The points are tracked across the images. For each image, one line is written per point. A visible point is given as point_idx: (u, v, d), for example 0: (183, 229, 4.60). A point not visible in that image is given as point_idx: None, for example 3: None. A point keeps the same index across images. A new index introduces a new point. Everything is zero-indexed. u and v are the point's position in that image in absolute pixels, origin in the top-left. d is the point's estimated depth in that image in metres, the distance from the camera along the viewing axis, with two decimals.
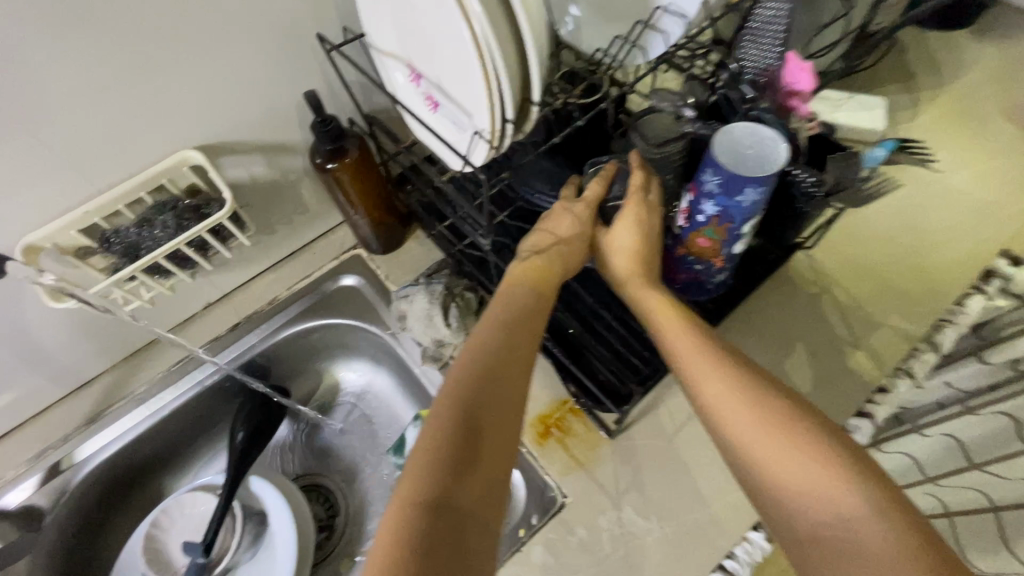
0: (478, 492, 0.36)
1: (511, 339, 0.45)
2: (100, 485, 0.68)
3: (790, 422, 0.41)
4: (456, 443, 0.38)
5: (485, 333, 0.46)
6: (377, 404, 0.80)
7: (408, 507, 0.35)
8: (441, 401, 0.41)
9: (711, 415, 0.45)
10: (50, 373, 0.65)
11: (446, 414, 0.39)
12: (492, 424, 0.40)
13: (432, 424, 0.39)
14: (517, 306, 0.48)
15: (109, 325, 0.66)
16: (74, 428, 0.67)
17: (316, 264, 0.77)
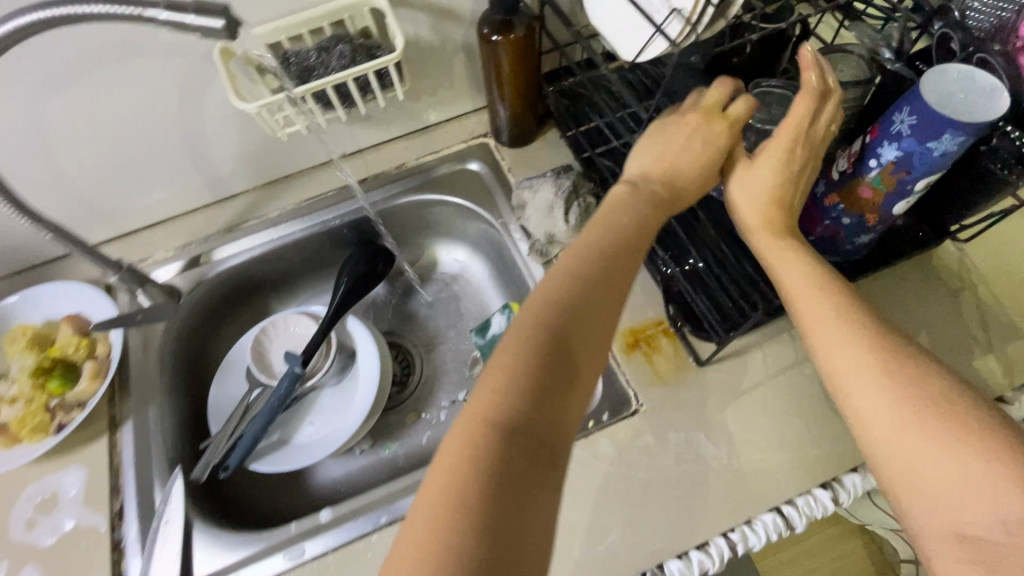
0: (544, 434, 0.38)
1: (594, 282, 0.44)
2: (225, 288, 0.77)
3: (949, 420, 0.39)
4: (530, 385, 0.38)
5: (563, 274, 0.45)
6: (468, 288, 0.84)
7: (479, 437, 0.36)
8: (527, 329, 0.41)
9: (840, 397, 0.43)
10: (206, 177, 0.73)
11: (519, 356, 0.39)
12: (561, 374, 0.40)
13: (513, 355, 0.40)
14: (610, 241, 0.47)
15: (263, 147, 0.72)
16: (215, 233, 0.75)
17: (446, 142, 0.80)
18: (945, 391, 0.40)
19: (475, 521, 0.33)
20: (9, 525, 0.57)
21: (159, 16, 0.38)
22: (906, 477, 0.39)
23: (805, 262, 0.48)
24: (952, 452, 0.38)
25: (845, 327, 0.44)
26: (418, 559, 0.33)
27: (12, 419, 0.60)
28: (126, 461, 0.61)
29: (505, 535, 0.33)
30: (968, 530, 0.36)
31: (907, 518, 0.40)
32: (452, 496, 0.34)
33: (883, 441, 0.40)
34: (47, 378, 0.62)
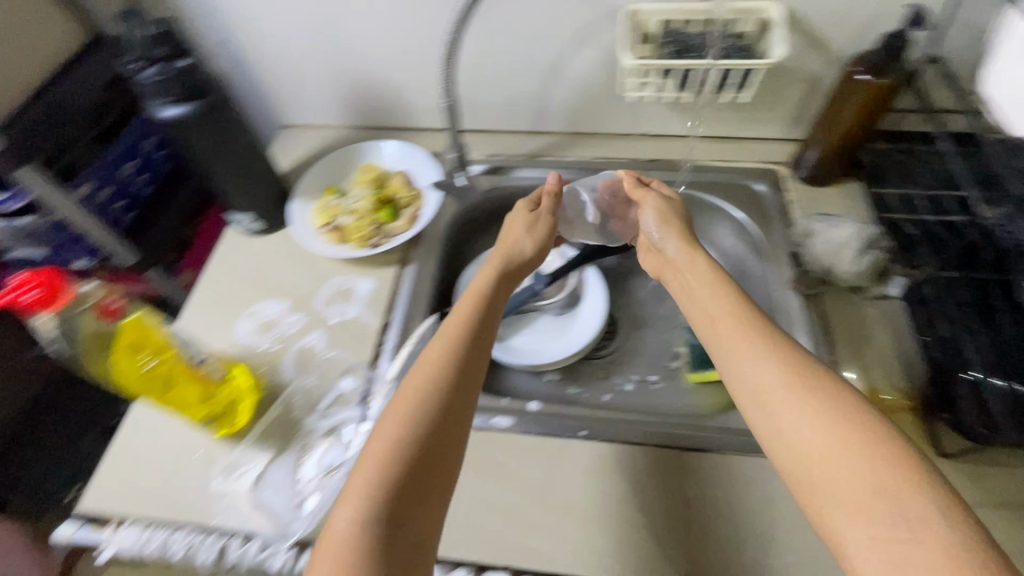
0: (462, 374, 0.56)
1: (532, 228, 0.73)
2: (504, 199, 0.87)
3: (878, 455, 0.43)
4: (464, 346, 0.58)
5: (425, 368, 0.55)
6: None
7: None
8: (345, 506, 0.47)
9: (762, 411, 0.49)
10: (536, 108, 0.86)
11: (362, 525, 0.46)
12: (495, 296, 0.66)
13: (338, 522, 0.46)
14: (428, 389, 0.53)
15: (593, 102, 0.83)
16: (519, 155, 0.88)
17: (743, 157, 0.84)
18: (846, 399, 0.47)
19: (404, 446, 0.50)
20: (316, 296, 0.75)
21: None
22: (806, 476, 0.44)
23: (771, 364, 0.50)
24: (854, 458, 0.43)
25: (745, 318, 0.55)
26: (371, 471, 0.48)
27: (348, 225, 0.78)
28: (403, 291, 0.74)
29: (429, 458, 0.50)
30: (892, 537, 0.39)
31: (832, 524, 0.42)
32: (409, 417, 0.52)
33: (805, 473, 0.45)
34: (379, 209, 0.79)
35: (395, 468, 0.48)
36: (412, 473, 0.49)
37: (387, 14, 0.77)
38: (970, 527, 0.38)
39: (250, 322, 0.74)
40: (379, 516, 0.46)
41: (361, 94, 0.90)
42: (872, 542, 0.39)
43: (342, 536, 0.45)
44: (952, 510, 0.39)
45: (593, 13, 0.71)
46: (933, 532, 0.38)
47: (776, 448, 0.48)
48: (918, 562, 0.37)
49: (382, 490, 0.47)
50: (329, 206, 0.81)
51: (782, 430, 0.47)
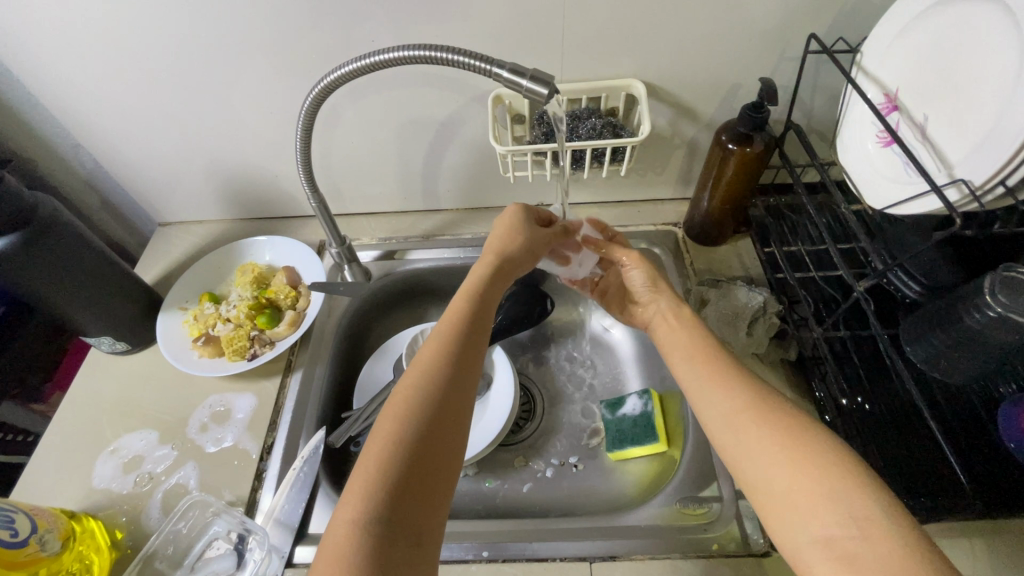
0: (463, 360, 0.50)
1: (526, 234, 0.62)
2: (401, 284, 0.85)
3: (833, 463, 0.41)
4: (463, 325, 0.52)
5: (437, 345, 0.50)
6: (609, 359, 0.85)
7: None
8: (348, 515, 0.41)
9: (726, 436, 0.46)
10: (424, 189, 0.83)
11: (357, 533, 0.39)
12: (499, 276, 0.58)
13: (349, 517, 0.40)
14: (425, 382, 0.47)
15: (481, 178, 0.81)
16: (412, 237, 0.85)
17: (637, 220, 0.83)
18: (804, 420, 0.44)
19: (406, 447, 0.43)
20: (189, 422, 0.67)
21: (502, 75, 0.46)
22: (763, 491, 0.42)
23: (738, 387, 0.48)
24: (809, 464, 0.41)
25: (699, 344, 0.54)
26: (375, 462, 0.43)
27: (222, 336, 0.71)
28: (287, 406, 0.68)
29: (431, 459, 0.44)
30: (842, 537, 0.37)
31: (788, 531, 0.40)
32: (404, 412, 0.45)
33: (771, 488, 0.42)
34: (258, 313, 0.73)
35: (397, 467, 0.42)
36: (409, 471, 0.43)
37: (249, 111, 0.73)
38: (909, 525, 0.37)
39: (110, 462, 0.64)
40: (385, 506, 0.41)
41: (239, 188, 0.85)
42: (825, 544, 0.38)
43: (331, 550, 0.39)
44: (893, 505, 0.38)
45: (461, 98, 0.69)
46: (880, 528, 0.37)
47: (731, 465, 0.46)
48: (866, 564, 0.35)
49: (391, 477, 0.42)
50: (203, 314, 0.74)
51: (745, 450, 0.45)
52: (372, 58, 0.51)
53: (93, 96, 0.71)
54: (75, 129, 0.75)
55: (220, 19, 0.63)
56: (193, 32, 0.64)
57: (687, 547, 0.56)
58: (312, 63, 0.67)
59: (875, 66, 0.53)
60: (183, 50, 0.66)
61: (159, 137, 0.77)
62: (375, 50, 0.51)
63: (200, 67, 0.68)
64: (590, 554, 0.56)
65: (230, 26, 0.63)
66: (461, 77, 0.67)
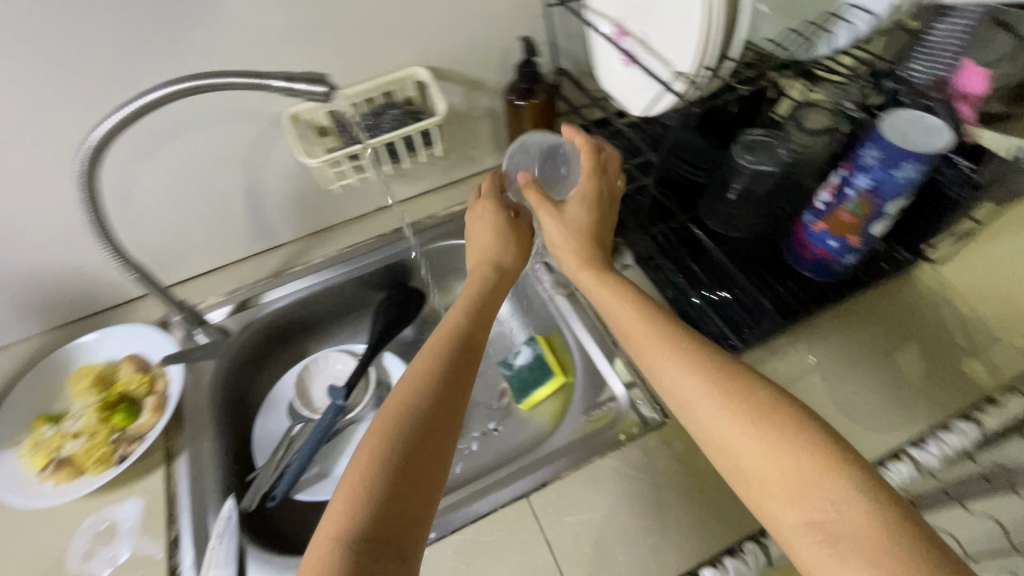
0: (452, 377, 0.51)
1: (516, 237, 0.65)
2: (267, 330, 0.82)
3: (806, 450, 0.40)
4: (447, 344, 0.53)
5: (424, 357, 0.52)
6: (493, 326, 0.90)
7: None
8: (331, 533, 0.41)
9: (693, 417, 0.45)
10: (257, 230, 0.81)
11: (339, 549, 0.39)
12: (494, 292, 0.61)
13: (333, 534, 0.40)
14: (411, 399, 0.48)
15: (310, 200, 0.80)
16: (261, 280, 0.82)
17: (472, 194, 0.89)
18: (763, 398, 0.43)
19: (390, 469, 0.43)
20: (67, 557, 0.59)
21: (275, 84, 0.47)
22: (740, 475, 0.42)
23: (688, 367, 0.46)
24: (784, 453, 0.40)
25: (659, 332, 0.49)
26: (355, 481, 0.42)
27: (77, 452, 0.63)
28: (181, 492, 0.63)
29: (413, 479, 0.44)
30: (823, 520, 0.37)
31: (771, 517, 0.40)
32: (390, 429, 0.46)
33: (743, 468, 0.42)
34: (111, 413, 0.66)
35: (379, 485, 0.43)
36: (394, 492, 0.42)
37: (18, 205, 0.65)
38: (894, 507, 0.36)
39: None
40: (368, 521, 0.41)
41: (42, 292, 0.75)
42: (807, 528, 0.38)
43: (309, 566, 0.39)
44: (872, 487, 0.37)
45: (257, 125, 0.69)
46: (857, 510, 0.36)
47: (709, 449, 0.45)
48: (849, 546, 0.35)
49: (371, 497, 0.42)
50: (43, 440, 0.65)
51: (710, 428, 0.44)
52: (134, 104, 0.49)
53: None
54: None
55: None
56: None
57: (605, 446, 0.62)
58: (76, 131, 0.61)
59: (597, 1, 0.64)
60: None
61: None
62: (137, 95, 0.49)
63: None
64: (524, 491, 0.60)
65: None
66: (249, 105, 0.66)
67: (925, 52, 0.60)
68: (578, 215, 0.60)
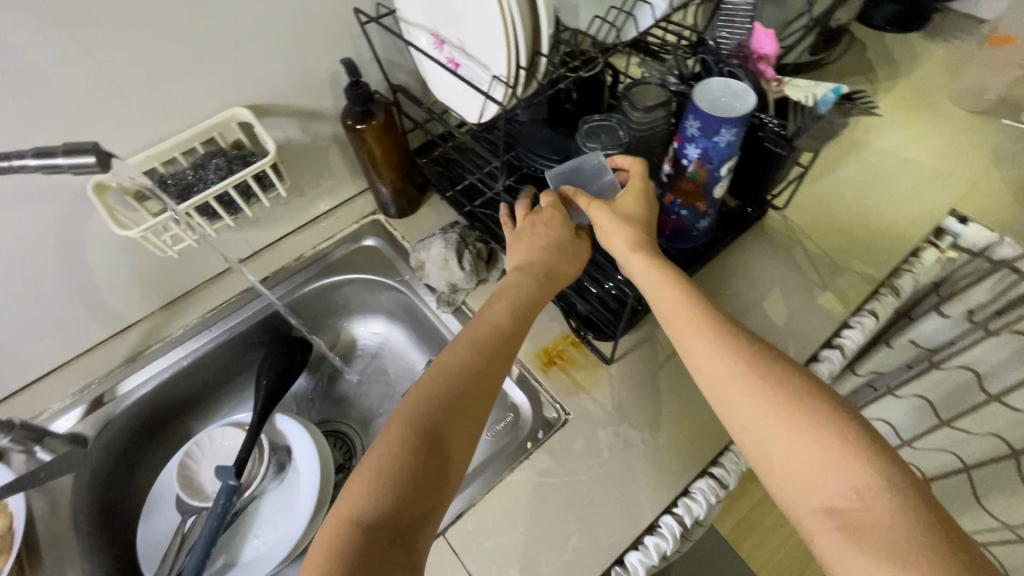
0: (483, 372, 0.50)
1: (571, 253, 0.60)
2: (133, 423, 0.73)
3: (848, 448, 0.42)
4: (476, 353, 0.52)
5: (453, 355, 0.52)
6: (392, 357, 0.87)
7: None
8: (344, 510, 0.42)
9: (721, 399, 0.48)
10: (95, 314, 0.71)
11: (352, 530, 0.41)
12: (539, 291, 0.57)
13: (348, 513, 0.42)
14: (435, 399, 0.48)
15: (152, 269, 0.72)
16: (112, 369, 0.73)
17: (340, 227, 0.84)
18: (833, 403, 0.44)
19: (407, 470, 0.44)
20: None
21: (29, 164, 0.40)
22: (762, 460, 0.45)
23: (742, 360, 0.47)
24: (826, 452, 0.42)
25: (704, 317, 0.50)
26: (377, 468, 0.44)
27: None
28: None
29: (428, 484, 0.44)
30: (845, 512, 0.40)
31: (789, 502, 0.43)
32: (413, 421, 0.47)
33: (768, 451, 0.44)
34: None
35: (397, 477, 0.44)
36: (409, 491, 0.43)
37: None
38: (923, 508, 0.39)
39: None
40: (384, 504, 0.43)
41: None
42: (826, 514, 0.41)
43: (326, 533, 0.41)
44: (899, 484, 0.40)
45: (57, 203, 0.60)
46: (885, 506, 0.39)
47: (740, 436, 0.47)
48: (870, 535, 0.38)
49: (392, 487, 0.43)
50: None
51: (740, 408, 0.46)
52: None
53: None
54: None
55: None
56: None
57: (514, 459, 0.61)
58: None
59: (409, 13, 0.62)
60: None
61: None
62: None
63: None
64: (441, 529, 0.57)
65: None
66: (38, 183, 0.57)
67: (726, 21, 0.67)
68: (632, 208, 0.58)
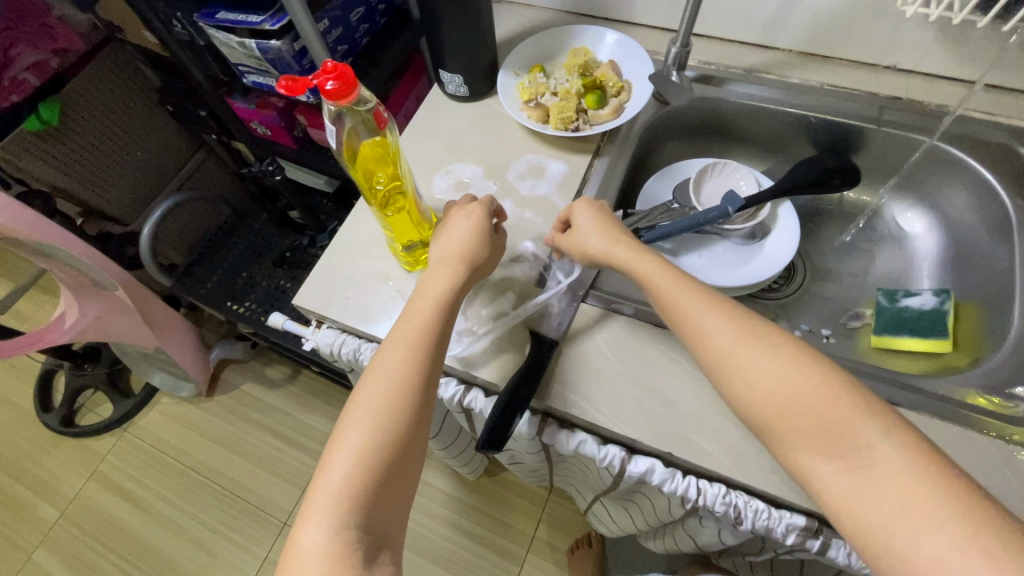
0: (456, 285, 0.57)
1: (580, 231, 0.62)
2: (705, 114, 0.83)
3: (827, 394, 0.44)
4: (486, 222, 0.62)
5: (456, 223, 0.62)
6: (895, 255, 0.78)
7: (392, 386, 0.50)
8: (398, 326, 0.55)
9: (724, 374, 0.48)
10: (771, 19, 0.78)
11: (408, 332, 0.53)
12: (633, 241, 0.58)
13: (397, 335, 0.53)
14: (480, 228, 0.61)
15: (848, 17, 0.74)
16: (736, 68, 0.81)
17: (1012, 114, 0.71)
18: (791, 342, 0.47)
19: (457, 276, 0.58)
20: (510, 168, 0.76)
21: None
22: (790, 414, 0.44)
23: (721, 321, 0.49)
24: (811, 398, 0.44)
25: (719, 299, 0.51)
26: (425, 288, 0.57)
27: (553, 104, 0.76)
28: (594, 181, 0.75)
29: (466, 279, 0.58)
30: (849, 465, 0.41)
31: (799, 465, 0.44)
32: (444, 242, 0.61)
33: (766, 419, 0.46)
34: (586, 93, 0.78)
35: (411, 383, 0.50)
36: (456, 279, 0.57)
37: None
38: (946, 473, 0.39)
39: (445, 180, 0.77)
40: (386, 437, 0.48)
41: None
42: (837, 473, 0.42)
43: (393, 350, 0.52)
44: (898, 437, 0.41)
45: None
46: (885, 453, 0.41)
47: (748, 415, 0.47)
48: (883, 474, 0.40)
49: (391, 414, 0.49)
50: (535, 82, 0.80)
51: (727, 379, 0.48)
52: None
53: None
54: None
55: None
56: None
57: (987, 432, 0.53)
58: None
59: None
60: None
61: None
62: None
63: None
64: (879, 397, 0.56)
65: None
66: None
67: None
68: (585, 237, 0.61)
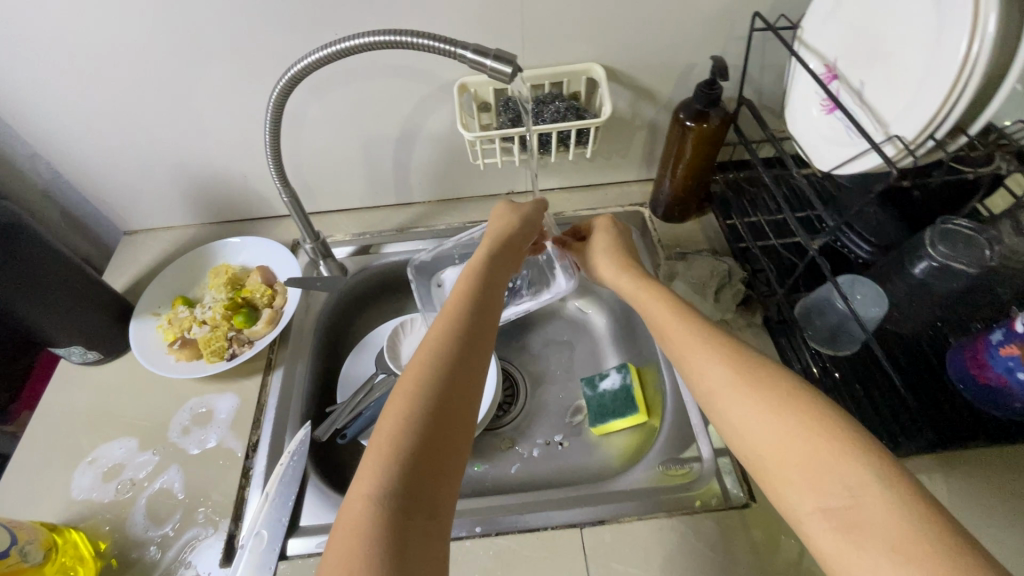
0: (465, 351, 0.48)
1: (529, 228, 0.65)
2: (378, 278, 0.85)
3: (830, 437, 0.38)
4: (466, 307, 0.52)
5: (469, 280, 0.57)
6: (586, 340, 0.88)
7: (380, 496, 0.38)
8: (393, 405, 0.44)
9: (712, 407, 0.45)
10: (396, 183, 0.84)
11: (384, 437, 0.42)
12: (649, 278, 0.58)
13: (387, 425, 0.43)
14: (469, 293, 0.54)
15: (452, 168, 0.82)
16: (387, 231, 0.85)
17: (606, 203, 0.85)
18: (791, 389, 0.42)
19: (438, 385, 0.45)
20: (170, 426, 0.67)
21: (466, 56, 0.47)
22: (760, 462, 0.41)
23: (710, 354, 0.46)
24: (808, 439, 0.39)
25: (712, 337, 0.48)
26: (411, 378, 0.46)
27: (200, 338, 0.70)
28: (270, 403, 0.68)
29: (462, 376, 0.46)
30: (837, 506, 0.36)
31: (786, 501, 0.39)
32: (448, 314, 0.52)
33: (758, 452, 0.41)
34: (234, 313, 0.73)
35: (405, 452, 0.41)
36: (453, 378, 0.46)
37: (216, 109, 0.74)
38: (921, 499, 0.34)
39: (89, 473, 0.63)
40: (400, 482, 0.39)
41: (208, 188, 0.85)
42: (822, 515, 0.36)
43: (377, 445, 0.42)
44: (892, 478, 0.35)
45: (427, 87, 0.70)
46: (876, 494, 0.35)
47: (732, 438, 0.44)
48: (865, 527, 0.34)
49: (420, 416, 0.43)
50: (177, 318, 0.72)
51: (718, 406, 0.45)
52: (333, 47, 0.50)
53: (48, 103, 0.70)
54: (27, 134, 0.74)
55: (184, 23, 0.63)
56: (147, 27, 0.63)
57: (671, 510, 0.58)
58: (276, 61, 0.68)
59: (814, 38, 0.58)
60: (153, 61, 0.67)
61: (124, 140, 0.76)
62: (341, 39, 0.50)
63: (160, 66, 0.68)
64: (581, 521, 0.58)
65: (190, 26, 0.64)
66: (426, 67, 0.68)
67: None
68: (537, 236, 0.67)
